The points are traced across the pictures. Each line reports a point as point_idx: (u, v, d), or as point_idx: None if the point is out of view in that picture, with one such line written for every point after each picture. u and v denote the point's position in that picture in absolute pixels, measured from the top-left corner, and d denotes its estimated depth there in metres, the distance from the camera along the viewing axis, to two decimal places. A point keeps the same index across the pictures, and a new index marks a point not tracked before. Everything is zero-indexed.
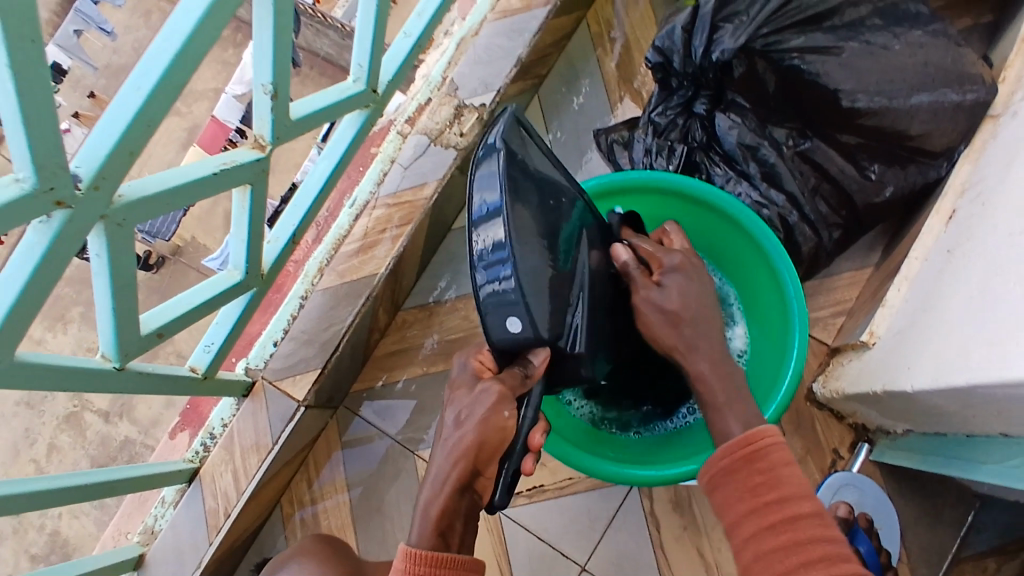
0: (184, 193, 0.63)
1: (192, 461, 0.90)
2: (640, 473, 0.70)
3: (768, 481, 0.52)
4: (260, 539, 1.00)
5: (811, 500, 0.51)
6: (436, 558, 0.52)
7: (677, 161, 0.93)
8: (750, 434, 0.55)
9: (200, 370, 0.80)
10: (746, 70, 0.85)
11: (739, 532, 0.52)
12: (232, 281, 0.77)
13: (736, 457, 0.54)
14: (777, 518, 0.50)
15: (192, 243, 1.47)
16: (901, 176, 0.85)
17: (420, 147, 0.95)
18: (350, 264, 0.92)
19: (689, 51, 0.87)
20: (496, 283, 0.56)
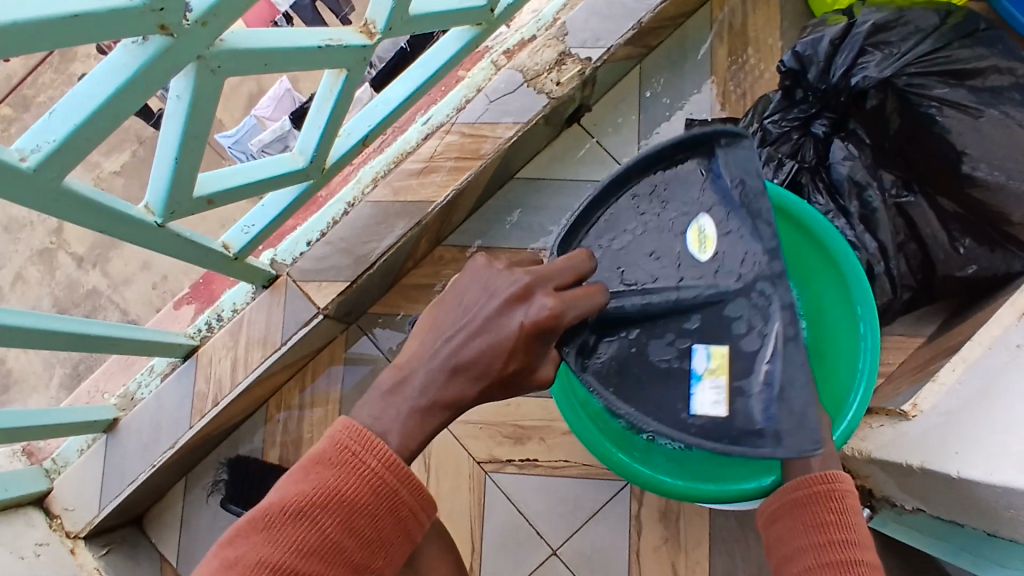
0: (284, 58, 0.58)
1: (192, 338, 0.86)
2: (619, 459, 0.71)
3: (836, 522, 0.55)
4: (235, 435, 0.96)
5: (871, 554, 0.53)
6: (396, 467, 0.49)
7: (777, 174, 0.88)
8: (829, 475, 0.57)
9: (232, 250, 0.75)
10: (880, 103, 0.83)
11: (795, 563, 0.55)
12: (294, 166, 0.71)
13: (811, 490, 0.56)
14: (838, 560, 0.53)
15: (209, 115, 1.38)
16: (987, 258, 0.81)
17: (512, 83, 0.89)
18: (409, 183, 0.87)
19: (830, 67, 0.85)
20: (673, 408, 0.56)
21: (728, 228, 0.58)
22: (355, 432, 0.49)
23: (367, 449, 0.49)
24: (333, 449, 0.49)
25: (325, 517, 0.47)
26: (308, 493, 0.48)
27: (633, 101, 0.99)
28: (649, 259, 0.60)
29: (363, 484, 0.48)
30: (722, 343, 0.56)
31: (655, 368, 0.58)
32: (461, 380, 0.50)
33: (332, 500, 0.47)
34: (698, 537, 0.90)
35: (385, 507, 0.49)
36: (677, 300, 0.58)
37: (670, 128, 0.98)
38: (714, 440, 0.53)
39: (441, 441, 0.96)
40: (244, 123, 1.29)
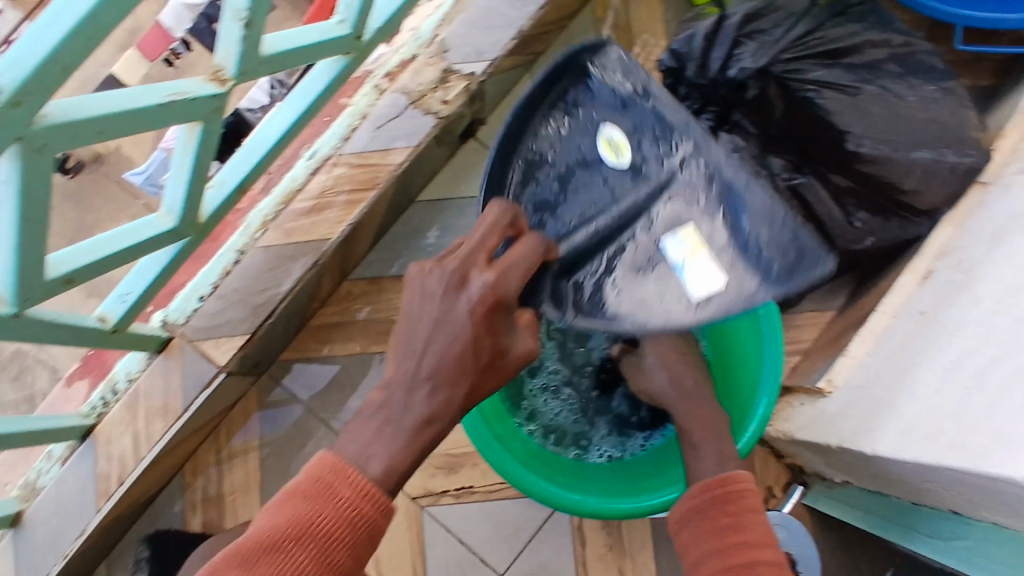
0: (125, 123, 0.53)
1: (88, 417, 0.80)
2: (541, 487, 0.66)
3: (734, 523, 0.55)
4: (154, 507, 0.91)
5: (770, 550, 0.52)
6: (375, 495, 0.45)
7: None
8: (717, 478, 0.58)
9: (111, 321, 0.71)
10: (759, 94, 0.84)
11: (701, 569, 0.54)
12: (162, 227, 0.67)
13: (711, 494, 0.57)
14: (738, 560, 0.52)
15: (115, 152, 1.27)
16: (883, 228, 0.82)
17: (396, 107, 0.86)
18: (299, 224, 0.83)
19: (707, 63, 0.85)
20: (652, 316, 0.60)
21: (634, 126, 0.63)
22: (330, 463, 0.45)
23: (343, 479, 0.45)
24: (305, 487, 0.45)
25: (295, 549, 0.42)
26: (277, 524, 0.43)
27: None
28: (587, 189, 0.64)
29: (338, 511, 0.44)
30: (685, 224, 0.60)
31: (643, 287, 0.61)
32: (377, 413, 0.48)
33: (307, 530, 0.42)
34: (641, 540, 0.90)
35: (360, 538, 0.44)
36: (617, 217, 0.62)
37: None
38: (727, 313, 0.57)
39: None
40: (153, 157, 1.16)
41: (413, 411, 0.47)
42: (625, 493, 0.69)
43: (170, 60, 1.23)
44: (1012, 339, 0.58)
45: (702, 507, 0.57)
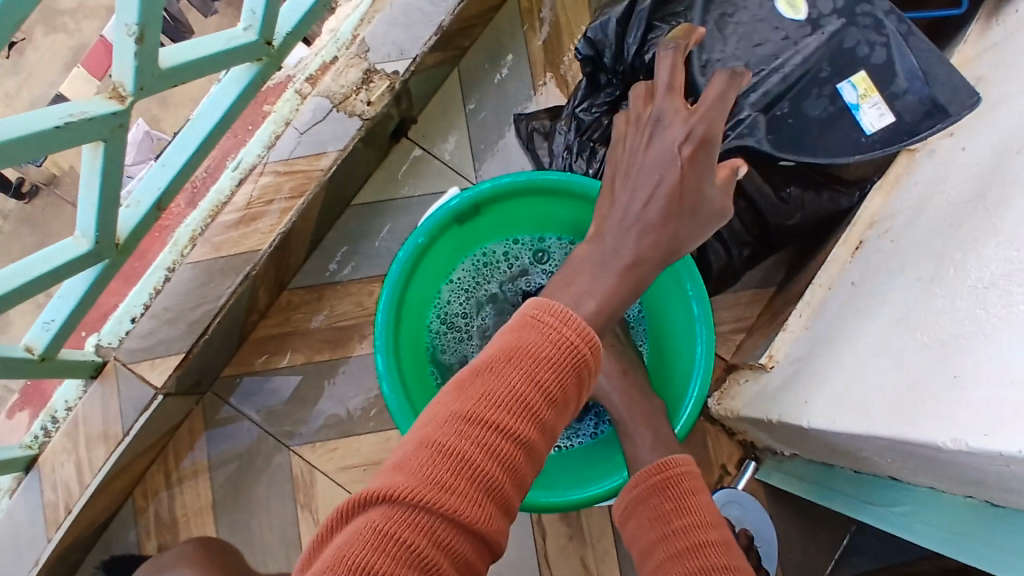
0: (19, 149, 0.52)
1: (31, 447, 0.79)
2: None
3: (677, 508, 0.54)
4: (108, 534, 0.89)
5: (716, 530, 0.51)
6: (575, 322, 0.39)
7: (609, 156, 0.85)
8: (657, 467, 0.58)
9: (37, 350, 0.69)
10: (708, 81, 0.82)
11: (651, 559, 0.53)
12: (78, 251, 0.65)
13: (653, 482, 0.57)
14: (684, 544, 0.51)
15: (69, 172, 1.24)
16: (814, 201, 0.83)
17: (320, 110, 0.84)
18: (228, 236, 0.81)
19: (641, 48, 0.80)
20: (819, 121, 0.73)
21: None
22: (537, 304, 0.40)
23: (543, 310, 0.40)
24: (518, 325, 0.39)
25: (503, 371, 0.37)
26: (489, 352, 0.39)
27: (460, 101, 0.97)
28: (771, 46, 0.74)
29: (539, 336, 0.38)
30: (860, 72, 0.72)
31: (813, 118, 0.73)
32: None
33: (514, 354, 0.38)
34: (601, 528, 0.91)
35: (570, 362, 0.38)
36: (802, 62, 0.72)
37: (501, 124, 0.96)
38: (895, 143, 0.71)
39: (326, 489, 0.89)
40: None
41: (622, 254, 0.46)
42: (574, 482, 0.69)
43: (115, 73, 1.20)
44: (932, 304, 0.59)
45: (646, 496, 0.57)
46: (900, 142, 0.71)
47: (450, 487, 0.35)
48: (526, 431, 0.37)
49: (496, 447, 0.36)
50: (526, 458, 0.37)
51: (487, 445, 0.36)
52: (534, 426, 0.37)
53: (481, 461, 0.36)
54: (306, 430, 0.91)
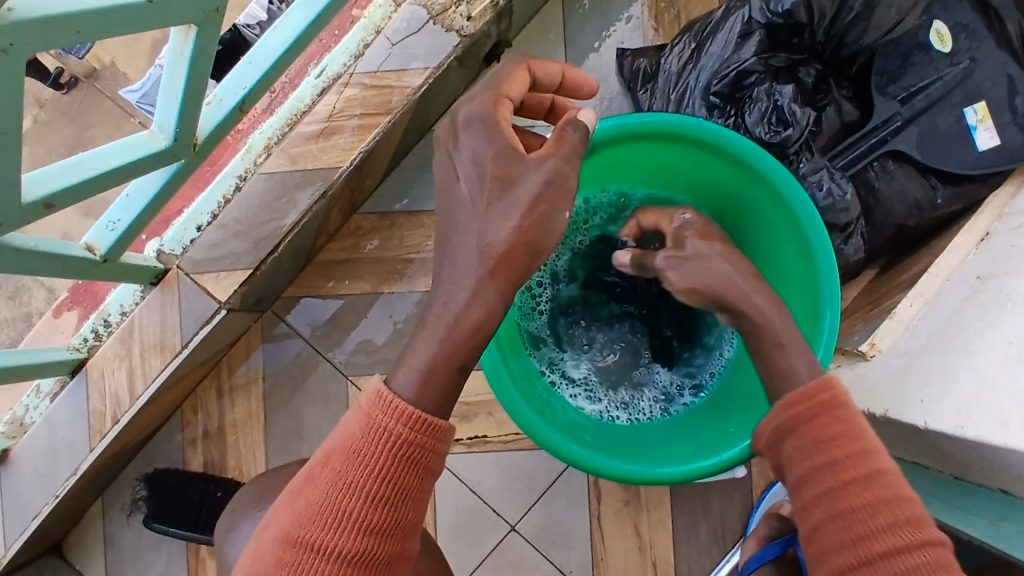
0: (106, 22, 0.46)
1: (78, 351, 0.75)
2: (573, 451, 0.58)
3: (845, 430, 0.45)
4: (153, 444, 0.87)
5: (888, 458, 0.44)
6: (403, 409, 0.40)
7: (753, 118, 0.73)
8: (796, 396, 0.47)
9: (99, 251, 0.64)
10: (863, 67, 0.75)
11: (808, 488, 0.44)
12: (155, 147, 0.59)
13: (813, 403, 0.46)
14: (858, 473, 0.43)
15: (111, 68, 1.11)
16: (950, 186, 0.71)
17: (415, 20, 0.77)
18: (306, 149, 0.75)
19: (838, 14, 0.71)
20: (930, 140, 0.72)
21: (957, 22, 0.71)
22: (372, 392, 0.41)
23: (371, 399, 0.41)
24: (353, 421, 0.41)
25: (319, 481, 0.40)
26: (316, 460, 0.41)
27: (560, 28, 0.88)
28: (913, 66, 0.72)
29: (357, 429, 0.40)
30: (980, 98, 0.70)
31: (940, 133, 0.71)
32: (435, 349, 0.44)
33: (342, 453, 0.40)
34: (658, 497, 0.87)
35: (391, 460, 0.39)
36: (940, 85, 0.71)
37: (600, 60, 0.88)
38: (1001, 164, 0.69)
39: None
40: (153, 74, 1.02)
41: None
42: (659, 459, 0.61)
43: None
44: None
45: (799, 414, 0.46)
46: (1005, 168, 0.70)
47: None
48: (350, 547, 0.38)
49: (320, 567, 0.38)
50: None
51: (311, 570, 0.38)
52: (362, 535, 0.39)
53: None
54: (359, 358, 0.87)
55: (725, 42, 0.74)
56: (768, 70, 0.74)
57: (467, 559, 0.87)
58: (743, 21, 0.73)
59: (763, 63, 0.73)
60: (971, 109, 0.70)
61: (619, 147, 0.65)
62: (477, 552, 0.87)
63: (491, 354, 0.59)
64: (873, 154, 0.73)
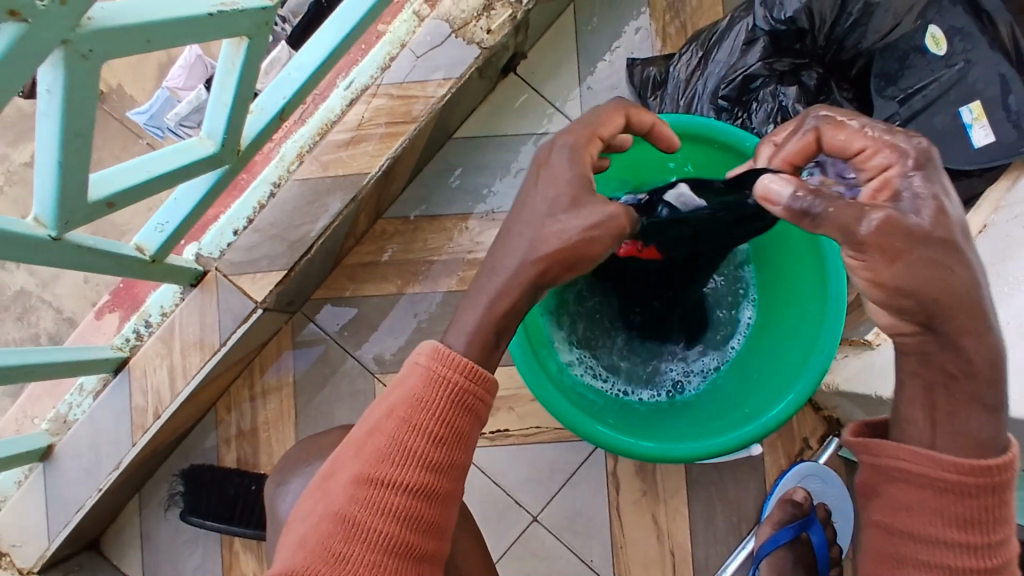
0: (171, 32, 0.50)
1: (121, 349, 0.79)
2: (598, 431, 0.61)
3: (992, 519, 0.42)
4: (187, 442, 0.90)
5: (1013, 554, 0.43)
6: (458, 361, 0.45)
7: (759, 119, 0.79)
8: (971, 470, 0.42)
9: (148, 251, 0.69)
10: (863, 70, 0.80)
11: (925, 555, 0.43)
12: (204, 152, 0.64)
13: (979, 483, 0.42)
14: (985, 565, 0.42)
15: (117, 91, 1.23)
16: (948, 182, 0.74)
17: (438, 34, 0.81)
18: (337, 156, 0.80)
19: (837, 20, 0.76)
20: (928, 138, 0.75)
21: (951, 25, 0.75)
22: (428, 347, 0.46)
23: (429, 355, 0.45)
24: (413, 375, 0.45)
25: (385, 427, 0.44)
26: (378, 410, 0.45)
27: (572, 40, 0.93)
28: (910, 69, 0.76)
29: (417, 381, 0.45)
30: (975, 98, 0.74)
31: (937, 130, 0.75)
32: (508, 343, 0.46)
33: (406, 402, 0.44)
34: (676, 486, 0.90)
35: (449, 406, 0.44)
36: (937, 88, 0.75)
37: (611, 68, 0.93)
38: (997, 159, 0.72)
39: None
40: (157, 95, 1.16)
41: None
42: (673, 439, 0.65)
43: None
44: None
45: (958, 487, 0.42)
46: (1001, 163, 0.72)
47: (353, 538, 0.43)
48: (416, 480, 0.43)
49: (390, 499, 0.43)
50: (423, 509, 0.44)
51: (382, 501, 0.43)
52: (425, 471, 0.44)
53: (378, 515, 0.43)
54: (384, 356, 0.90)
55: (731, 50, 0.80)
56: (773, 74, 0.79)
57: (491, 550, 0.90)
58: (748, 29, 0.79)
59: (767, 67, 0.78)
60: (967, 108, 0.74)
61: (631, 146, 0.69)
62: (501, 542, 0.90)
63: (520, 342, 0.62)
64: None
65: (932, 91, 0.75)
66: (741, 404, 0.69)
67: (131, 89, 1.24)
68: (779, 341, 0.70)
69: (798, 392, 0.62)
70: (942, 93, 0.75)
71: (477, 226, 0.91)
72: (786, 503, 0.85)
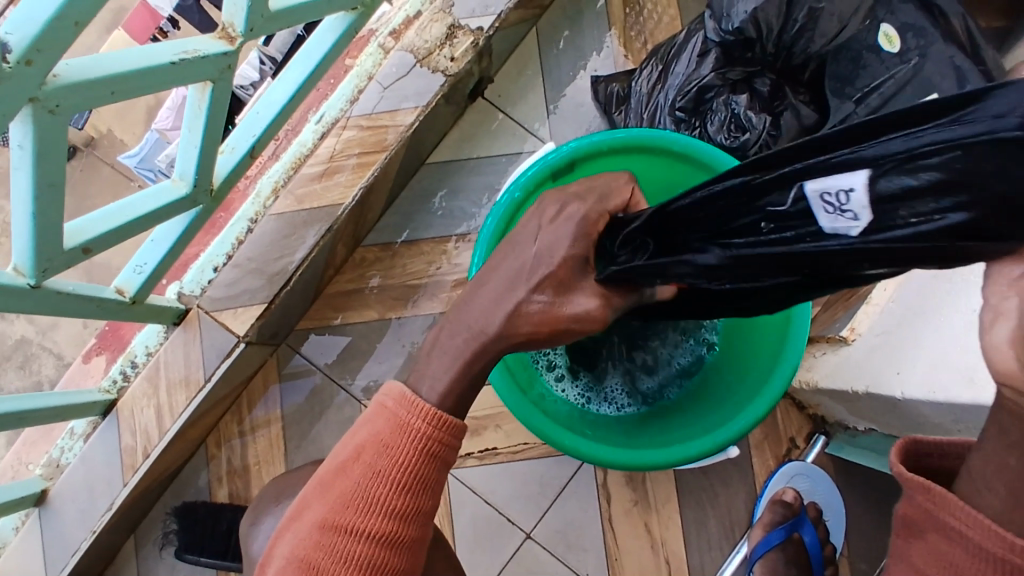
0: (136, 83, 0.52)
1: (109, 392, 0.80)
2: (575, 444, 0.62)
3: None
4: (180, 479, 0.91)
5: None
6: (422, 409, 0.48)
7: (714, 127, 0.81)
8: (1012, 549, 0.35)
9: (128, 293, 0.70)
10: (815, 73, 0.80)
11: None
12: (176, 194, 0.66)
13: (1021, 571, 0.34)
14: None
15: (108, 135, 1.26)
16: None
17: (403, 65, 0.84)
18: (311, 189, 0.81)
19: (785, 27, 0.76)
20: None
21: (904, 22, 0.74)
22: (395, 395, 0.49)
23: (397, 403, 0.49)
24: (380, 421, 0.49)
25: (353, 470, 0.48)
26: (347, 451, 0.49)
27: (538, 62, 0.96)
28: (865, 69, 0.75)
29: (384, 428, 0.49)
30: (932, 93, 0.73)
31: None
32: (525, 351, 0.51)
33: (371, 447, 0.48)
34: (666, 494, 0.91)
35: (411, 450, 0.48)
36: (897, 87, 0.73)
37: (578, 88, 0.95)
38: None
39: None
40: (147, 138, 1.19)
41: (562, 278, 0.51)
42: (641, 447, 0.66)
43: (158, 39, 1.28)
44: None
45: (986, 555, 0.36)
46: None
47: None
48: (379, 523, 0.47)
49: (356, 541, 0.47)
50: (386, 548, 0.47)
51: (349, 542, 0.47)
52: (386, 515, 0.47)
53: (345, 554, 0.47)
54: (369, 381, 0.92)
55: (688, 61, 0.83)
56: (726, 83, 0.81)
57: (487, 569, 0.90)
58: (702, 41, 0.82)
59: (721, 77, 0.81)
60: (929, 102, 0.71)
61: (592, 164, 0.71)
62: (495, 562, 0.90)
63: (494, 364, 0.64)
64: None
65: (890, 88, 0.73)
66: (717, 407, 0.70)
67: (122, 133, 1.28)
68: (749, 350, 0.71)
69: (764, 401, 0.64)
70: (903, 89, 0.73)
71: (456, 248, 0.92)
72: (776, 504, 0.86)
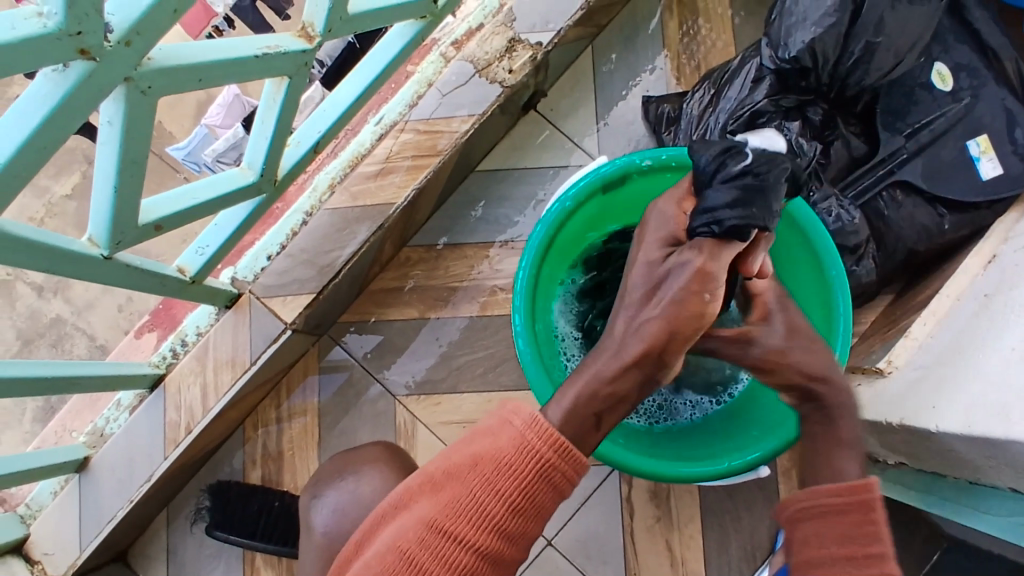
0: (221, 72, 0.55)
1: (158, 367, 0.84)
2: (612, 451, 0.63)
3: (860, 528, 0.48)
4: (215, 459, 0.94)
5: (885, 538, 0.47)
6: (550, 434, 0.45)
7: None
8: (836, 489, 0.49)
9: (189, 272, 0.73)
10: (867, 106, 0.82)
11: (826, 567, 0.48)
12: (244, 181, 0.69)
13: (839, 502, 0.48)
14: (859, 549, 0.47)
15: (159, 127, 1.32)
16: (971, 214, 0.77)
17: (463, 74, 0.87)
18: (366, 187, 0.84)
19: (840, 58, 0.77)
20: (937, 169, 0.78)
21: (957, 62, 0.79)
22: (528, 418, 0.46)
23: (526, 424, 0.46)
24: (504, 436, 0.46)
25: (467, 479, 0.45)
26: (463, 457, 0.46)
27: (590, 80, 0.98)
28: (917, 104, 0.79)
29: (507, 444, 0.45)
30: (982, 132, 0.77)
31: (947, 161, 0.78)
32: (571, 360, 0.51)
33: (489, 460, 0.45)
34: (690, 513, 0.91)
35: (531, 473, 0.45)
36: (949, 121, 0.78)
37: (628, 106, 0.97)
38: (1007, 189, 0.76)
39: (426, 441, 0.92)
40: (196, 133, 1.24)
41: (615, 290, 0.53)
42: (672, 459, 0.66)
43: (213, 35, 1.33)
44: None
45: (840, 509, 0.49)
46: (1007, 195, 0.76)
47: None
48: (483, 540, 0.45)
49: (457, 554, 0.44)
50: (485, 562, 0.45)
51: (448, 553, 0.44)
52: (493, 532, 0.45)
53: (444, 564, 0.44)
54: (403, 378, 0.94)
55: (741, 86, 0.84)
56: (779, 109, 0.82)
57: None
58: (756, 68, 0.83)
59: (774, 103, 0.81)
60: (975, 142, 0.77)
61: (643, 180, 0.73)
62: None
63: (534, 367, 0.65)
64: (881, 184, 0.80)
65: (940, 123, 0.78)
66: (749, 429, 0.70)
67: (171, 126, 1.33)
68: None
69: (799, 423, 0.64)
70: (957, 122, 0.78)
71: (497, 254, 0.95)
72: None
